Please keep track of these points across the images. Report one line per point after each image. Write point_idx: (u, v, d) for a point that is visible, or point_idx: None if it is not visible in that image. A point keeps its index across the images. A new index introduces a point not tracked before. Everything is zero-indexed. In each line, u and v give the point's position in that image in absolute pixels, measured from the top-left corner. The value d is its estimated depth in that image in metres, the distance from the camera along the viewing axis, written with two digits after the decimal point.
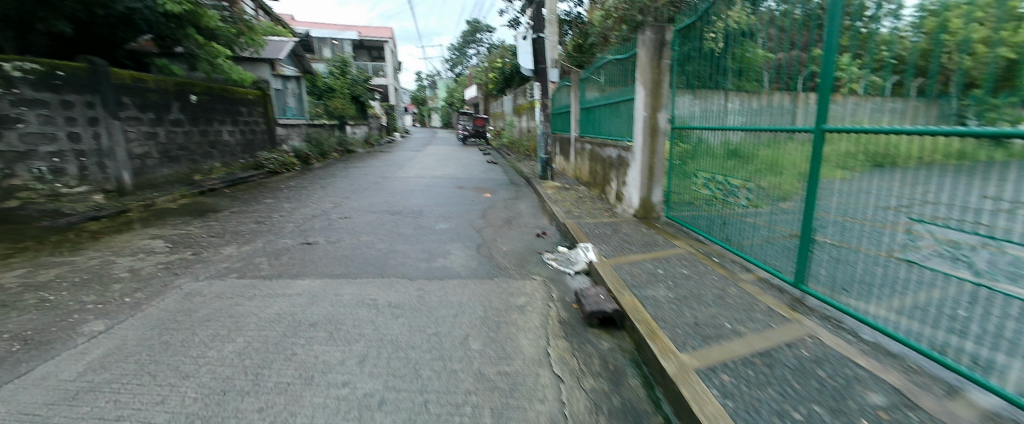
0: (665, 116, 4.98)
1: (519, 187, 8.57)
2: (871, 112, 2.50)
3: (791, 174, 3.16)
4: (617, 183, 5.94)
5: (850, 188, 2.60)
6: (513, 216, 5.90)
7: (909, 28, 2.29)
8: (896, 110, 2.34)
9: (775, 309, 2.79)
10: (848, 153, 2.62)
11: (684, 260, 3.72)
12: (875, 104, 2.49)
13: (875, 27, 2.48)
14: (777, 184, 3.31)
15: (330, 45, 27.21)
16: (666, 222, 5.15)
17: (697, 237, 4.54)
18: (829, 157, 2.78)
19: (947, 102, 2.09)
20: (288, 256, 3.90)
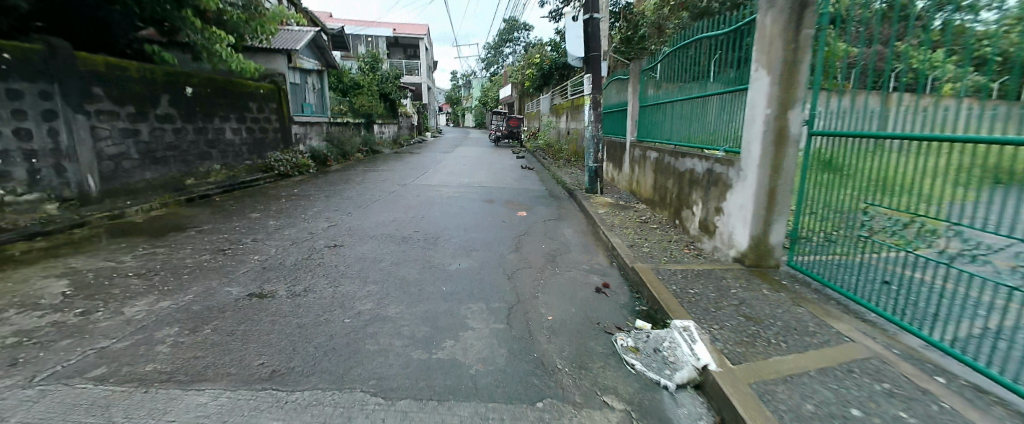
0: (801, 117, 3.25)
1: (561, 202, 7.01)
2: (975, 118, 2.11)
3: (912, 195, 2.45)
4: (704, 209, 4.28)
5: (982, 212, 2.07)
6: (559, 250, 4.30)
7: (1008, 18, 2.01)
8: (1008, 115, 1.97)
9: None
10: (969, 162, 2.11)
11: (887, 384, 2.02)
12: (979, 108, 2.09)
13: (971, 20, 2.16)
14: (913, 207, 2.44)
15: (365, 42, 26.77)
16: (794, 280, 3.39)
17: (863, 314, 2.81)
18: (941, 173, 2.25)
19: None
20: (213, 325, 2.50)
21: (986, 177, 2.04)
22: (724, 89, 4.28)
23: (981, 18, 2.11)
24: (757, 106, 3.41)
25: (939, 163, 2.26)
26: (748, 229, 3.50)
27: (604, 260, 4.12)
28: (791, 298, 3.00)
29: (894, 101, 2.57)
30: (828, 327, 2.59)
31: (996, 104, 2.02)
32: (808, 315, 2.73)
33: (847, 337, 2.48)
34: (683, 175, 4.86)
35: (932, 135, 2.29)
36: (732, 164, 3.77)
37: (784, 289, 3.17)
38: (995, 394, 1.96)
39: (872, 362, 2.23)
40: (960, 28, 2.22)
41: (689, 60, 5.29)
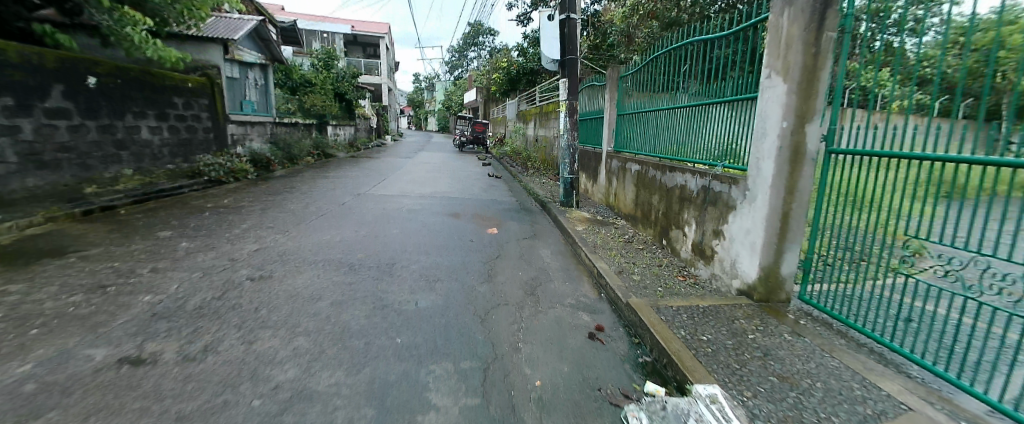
0: (818, 132, 2.86)
1: (535, 216, 6.44)
2: (924, 135, 2.19)
3: (881, 213, 2.46)
4: (698, 230, 3.84)
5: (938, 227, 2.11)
6: (539, 280, 3.67)
7: (946, 40, 2.12)
8: (945, 133, 2.08)
9: None
10: (943, 182, 2.06)
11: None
12: (927, 126, 2.18)
13: (911, 42, 2.29)
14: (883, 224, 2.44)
15: (321, 39, 25.28)
16: (814, 321, 2.97)
17: (903, 366, 2.42)
18: (902, 187, 2.30)
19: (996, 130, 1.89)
20: (44, 421, 1.66)
21: (937, 192, 2.10)
22: (722, 98, 3.92)
23: (919, 42, 2.25)
24: (768, 119, 3.01)
25: (899, 179, 2.32)
26: (759, 260, 3.06)
27: (592, 292, 3.53)
28: (821, 347, 2.57)
29: (875, 120, 2.48)
30: (875, 388, 2.16)
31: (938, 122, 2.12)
32: (849, 374, 2.29)
33: (906, 405, 2.02)
34: (672, 192, 4.40)
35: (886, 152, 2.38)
36: (736, 184, 3.30)
37: (808, 334, 2.75)
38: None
39: None
40: (903, 50, 2.34)
41: (673, 67, 4.91)
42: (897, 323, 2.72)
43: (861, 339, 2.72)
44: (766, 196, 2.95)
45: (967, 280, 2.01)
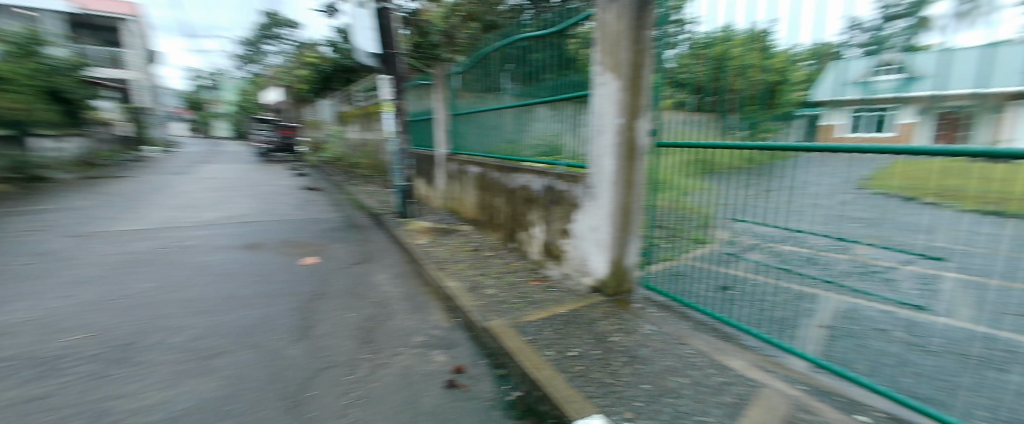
0: (645, 127, 3.00)
1: (367, 233, 5.53)
2: (687, 125, 2.87)
3: (669, 193, 3.00)
4: (546, 230, 3.70)
5: (710, 196, 2.81)
6: (379, 318, 2.95)
7: (691, 53, 2.91)
8: (699, 123, 2.80)
9: None
10: (706, 162, 2.67)
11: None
12: (686, 117, 2.88)
13: (666, 52, 2.99)
14: (671, 199, 3.00)
15: (18, 14, 17.77)
16: (658, 307, 3.04)
17: (738, 338, 2.62)
18: (675, 168, 2.90)
19: (732, 118, 2.64)
20: None
21: (699, 170, 2.73)
22: (548, 96, 3.89)
23: (670, 53, 2.98)
24: (602, 116, 3.01)
25: (676, 162, 2.88)
26: (607, 253, 3.11)
27: (445, 320, 3.00)
28: (673, 336, 2.63)
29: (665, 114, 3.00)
30: (727, 370, 2.29)
31: (695, 115, 2.82)
32: (704, 360, 2.38)
33: (754, 381, 2.18)
34: (515, 192, 4.19)
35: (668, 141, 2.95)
36: (584, 180, 3.19)
37: (660, 322, 2.80)
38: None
39: (794, 413, 1.95)
40: (665, 59, 2.99)
41: (499, 68, 4.80)
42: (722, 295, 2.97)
43: (701, 318, 2.86)
44: (608, 192, 3.01)
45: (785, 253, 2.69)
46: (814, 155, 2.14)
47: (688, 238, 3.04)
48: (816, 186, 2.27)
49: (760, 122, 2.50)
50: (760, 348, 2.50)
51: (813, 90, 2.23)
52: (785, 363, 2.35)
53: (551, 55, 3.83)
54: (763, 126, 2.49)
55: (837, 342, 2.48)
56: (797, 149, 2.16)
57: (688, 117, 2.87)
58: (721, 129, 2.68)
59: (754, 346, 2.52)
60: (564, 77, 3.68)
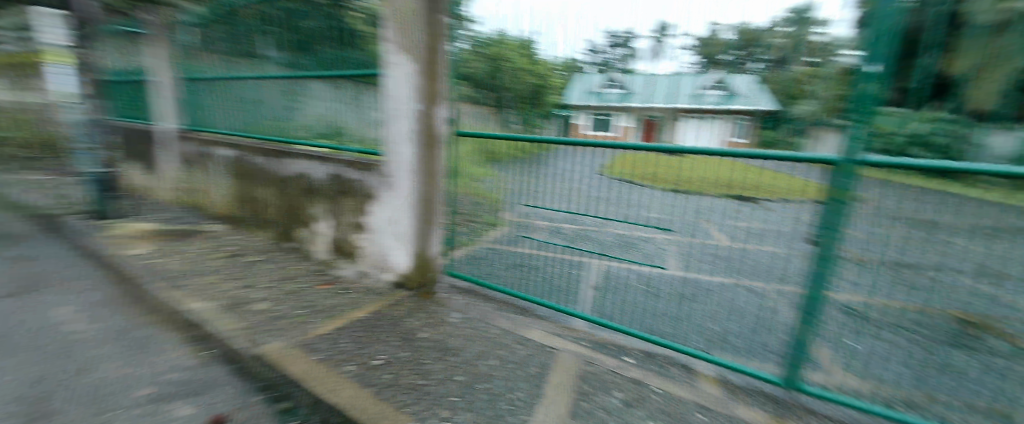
0: (443, 116, 2.86)
1: (28, 247, 3.59)
2: (473, 118, 3.08)
3: (463, 180, 3.09)
4: (333, 224, 3.19)
5: (495, 181, 3.05)
6: (59, 379, 1.90)
7: (470, 50, 3.00)
8: (484, 117, 3.11)
9: (737, 408, 2.00)
10: (493, 152, 2.91)
11: (619, 393, 2.04)
12: (473, 110, 3.11)
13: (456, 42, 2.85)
14: (462, 187, 3.10)
15: None
16: (461, 293, 3.13)
17: (533, 311, 2.92)
18: (466, 156, 3.02)
19: (510, 113, 3.08)
20: None
21: (484, 158, 2.97)
22: (316, 73, 3.40)
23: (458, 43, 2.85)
24: (398, 101, 2.75)
25: (463, 150, 3.00)
26: (409, 245, 2.95)
27: (189, 356, 2.18)
28: (480, 319, 2.67)
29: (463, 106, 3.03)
30: (529, 342, 2.46)
31: (479, 108, 3.12)
32: (509, 337, 2.49)
33: (550, 347, 2.41)
34: (287, 182, 3.45)
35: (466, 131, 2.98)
36: (380, 167, 2.91)
37: (466, 309, 2.82)
38: (660, 355, 2.43)
39: (583, 368, 2.23)
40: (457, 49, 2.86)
41: (255, 29, 3.88)
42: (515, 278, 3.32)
43: (498, 298, 3.11)
44: (405, 182, 2.84)
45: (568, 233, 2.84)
46: (569, 149, 2.62)
47: (483, 222, 3.17)
48: (577, 173, 2.68)
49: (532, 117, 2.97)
50: (550, 317, 2.83)
51: (568, 95, 2.85)
52: (569, 325, 2.73)
53: (322, 27, 3.41)
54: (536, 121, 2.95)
55: (602, 300, 3.01)
56: (569, 143, 2.59)
57: (478, 109, 3.12)
58: (506, 123, 3.06)
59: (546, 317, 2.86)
60: (338, 53, 3.32)
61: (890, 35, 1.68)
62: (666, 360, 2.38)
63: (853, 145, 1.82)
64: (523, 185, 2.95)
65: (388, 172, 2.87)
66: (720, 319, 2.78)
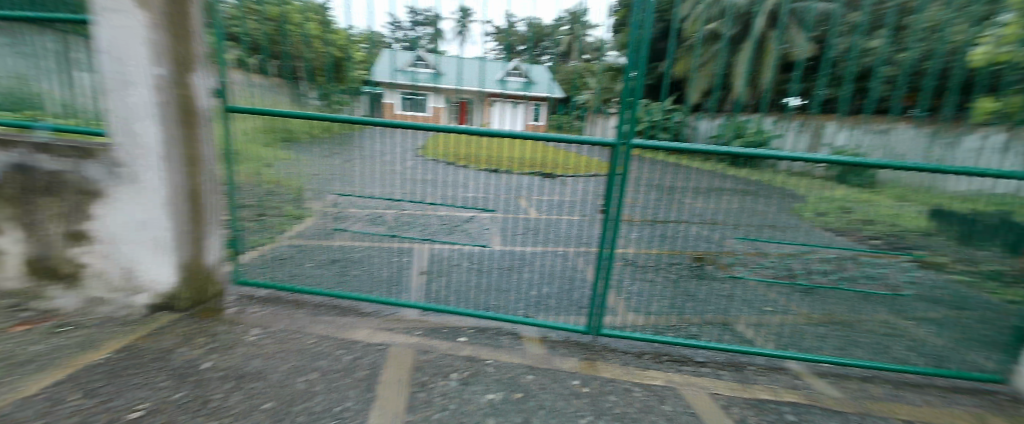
0: (205, 85, 2.28)
1: None
2: (252, 90, 2.54)
3: (249, 164, 2.65)
4: (32, 236, 2.20)
5: (292, 165, 2.67)
6: None
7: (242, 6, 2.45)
8: (265, 88, 2.54)
9: (557, 360, 2.26)
10: (284, 130, 2.55)
11: (455, 374, 2.03)
12: (250, 81, 2.54)
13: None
14: (251, 172, 2.67)
15: None
16: (264, 303, 2.63)
17: (357, 308, 2.67)
18: (249, 135, 2.58)
19: (302, 86, 2.52)
20: None
21: (275, 138, 2.58)
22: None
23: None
24: (126, 61, 2.01)
25: (247, 127, 2.56)
26: (170, 257, 2.25)
27: None
28: (290, 330, 2.32)
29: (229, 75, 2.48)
30: (354, 344, 2.23)
31: (258, 77, 2.53)
32: (328, 343, 2.21)
33: (379, 344, 2.24)
34: None
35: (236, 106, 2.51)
36: (110, 153, 2.12)
37: (270, 322, 2.40)
38: (490, 328, 2.53)
39: (417, 358, 2.15)
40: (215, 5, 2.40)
41: None
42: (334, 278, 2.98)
43: (314, 300, 2.73)
44: (154, 172, 2.13)
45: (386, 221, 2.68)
46: (381, 129, 2.44)
47: (281, 215, 2.78)
48: (388, 154, 2.56)
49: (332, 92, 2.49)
50: (375, 311, 2.63)
51: (372, 72, 2.44)
52: (396, 316, 2.60)
53: None
54: (337, 98, 2.50)
55: (430, 284, 2.95)
56: (369, 122, 2.40)
57: (256, 78, 2.54)
58: (297, 98, 2.51)
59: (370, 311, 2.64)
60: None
61: (644, 41, 2.14)
62: (494, 332, 2.50)
63: (626, 130, 2.27)
64: (327, 168, 2.64)
65: (120, 158, 2.11)
66: (537, 285, 3.09)
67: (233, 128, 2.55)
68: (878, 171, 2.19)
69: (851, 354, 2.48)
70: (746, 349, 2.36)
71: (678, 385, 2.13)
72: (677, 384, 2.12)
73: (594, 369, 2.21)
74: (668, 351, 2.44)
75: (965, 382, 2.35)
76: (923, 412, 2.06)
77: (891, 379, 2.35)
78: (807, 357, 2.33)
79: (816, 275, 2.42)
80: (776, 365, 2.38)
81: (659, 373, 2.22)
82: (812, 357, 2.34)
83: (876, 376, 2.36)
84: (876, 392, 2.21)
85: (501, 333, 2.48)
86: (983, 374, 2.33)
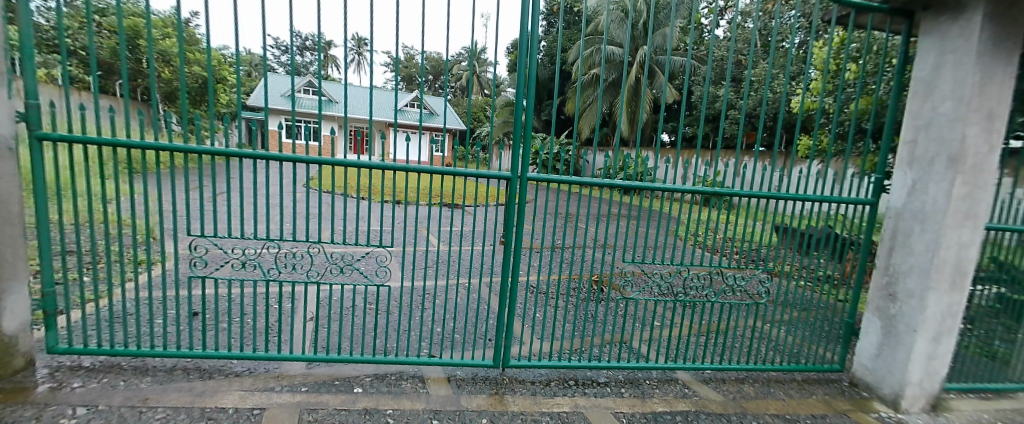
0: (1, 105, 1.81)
1: None
2: (75, 112, 1.89)
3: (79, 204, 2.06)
4: None
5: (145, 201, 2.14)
6: None
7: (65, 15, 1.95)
8: (97, 110, 1.90)
9: (467, 398, 2.15)
10: (131, 161, 2.05)
11: None
12: (68, 101, 1.88)
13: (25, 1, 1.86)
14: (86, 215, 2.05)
15: None
16: (91, 375, 2.07)
17: (225, 369, 2.24)
18: (77, 168, 2.02)
19: (154, 109, 1.99)
20: None
21: (122, 171, 2.05)
22: None
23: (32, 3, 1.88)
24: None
25: (74, 156, 1.99)
26: None
27: None
28: (130, 405, 1.87)
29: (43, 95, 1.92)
30: (221, 412, 1.88)
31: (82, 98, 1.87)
32: (184, 417, 1.82)
33: (257, 408, 1.92)
34: None
35: (50, 133, 1.91)
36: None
37: (100, 398, 1.90)
38: (390, 374, 2.31)
39: (305, 417, 1.88)
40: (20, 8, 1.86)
41: None
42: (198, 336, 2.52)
43: (167, 364, 2.23)
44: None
45: (263, 268, 2.15)
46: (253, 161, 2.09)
47: None
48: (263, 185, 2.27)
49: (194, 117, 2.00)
50: (250, 369, 2.25)
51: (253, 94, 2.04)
52: (275, 372, 2.24)
53: None
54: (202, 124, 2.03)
55: (323, 330, 2.75)
56: (235, 154, 2.04)
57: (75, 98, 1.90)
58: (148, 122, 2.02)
59: (245, 369, 2.26)
60: None
61: (533, 79, 2.20)
62: (396, 377, 2.29)
63: (520, 165, 2.27)
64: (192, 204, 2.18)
65: None
66: (444, 324, 2.97)
67: (46, 158, 1.96)
68: (729, 198, 2.58)
69: (728, 359, 2.78)
70: (642, 365, 2.49)
71: (584, 408, 2.16)
72: (584, 408, 2.15)
73: (502, 404, 2.13)
74: (574, 375, 2.48)
75: (814, 373, 2.76)
76: (785, 405, 2.36)
77: (760, 378, 2.66)
78: (693, 366, 2.54)
79: (692, 291, 2.59)
80: (669, 377, 2.56)
81: (565, 399, 2.23)
82: (697, 365, 2.56)
83: (749, 377, 2.66)
84: (750, 391, 2.48)
85: (403, 378, 2.28)
86: (826, 364, 2.75)
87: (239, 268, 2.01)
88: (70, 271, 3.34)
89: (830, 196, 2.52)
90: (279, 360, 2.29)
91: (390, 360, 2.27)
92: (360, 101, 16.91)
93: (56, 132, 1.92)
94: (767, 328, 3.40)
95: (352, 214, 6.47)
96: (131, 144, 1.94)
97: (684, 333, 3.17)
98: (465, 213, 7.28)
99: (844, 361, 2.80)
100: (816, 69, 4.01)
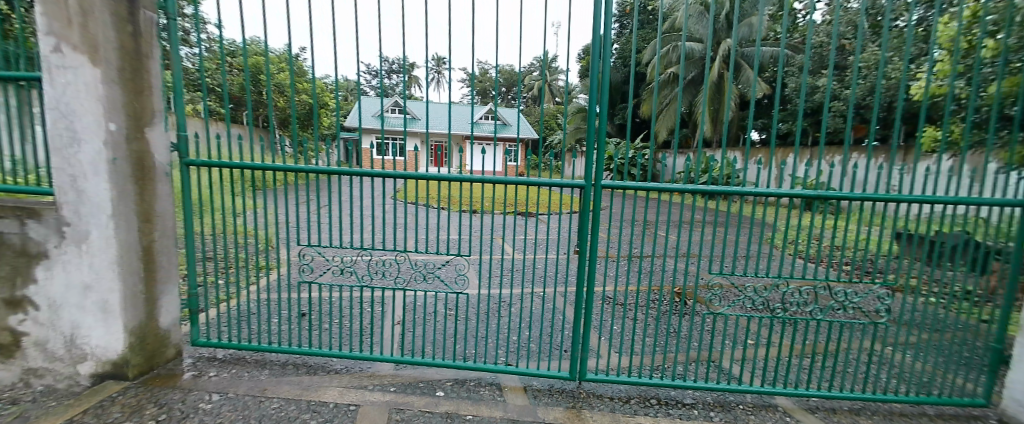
0: (159, 139, 2.21)
1: None
2: (214, 142, 2.24)
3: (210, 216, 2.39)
4: None
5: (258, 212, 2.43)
6: None
7: (205, 59, 2.30)
8: (227, 139, 2.21)
9: (543, 410, 2.15)
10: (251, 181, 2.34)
11: None
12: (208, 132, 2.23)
13: (177, 53, 2.26)
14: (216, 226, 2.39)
15: None
16: (222, 366, 2.42)
17: (327, 366, 2.48)
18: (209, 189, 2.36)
19: (271, 134, 2.27)
20: None
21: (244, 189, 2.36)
22: None
23: (182, 54, 2.26)
24: (75, 117, 1.93)
25: (211, 178, 2.33)
26: (121, 321, 2.11)
27: None
28: (252, 395, 2.15)
29: (186, 128, 2.31)
30: (324, 406, 2.08)
31: (216, 129, 2.19)
32: (294, 408, 2.05)
33: (353, 404, 2.10)
34: None
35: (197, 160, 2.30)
36: (57, 212, 1.99)
37: (229, 387, 2.20)
38: (470, 380, 2.39)
39: (394, 415, 2.02)
40: (177, 58, 2.26)
41: None
42: (305, 335, 2.85)
43: (280, 359, 2.53)
44: (102, 231, 2.00)
45: (358, 274, 2.33)
46: (348, 178, 2.28)
47: None
48: None
49: (302, 139, 2.22)
50: (345, 367, 2.46)
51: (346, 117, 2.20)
52: (367, 372, 2.43)
53: None
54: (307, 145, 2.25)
55: (409, 333, 2.95)
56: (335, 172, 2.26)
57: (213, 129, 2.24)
58: (268, 146, 2.32)
59: (343, 367, 2.47)
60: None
61: (606, 83, 2.16)
62: (476, 384, 2.35)
63: (594, 171, 2.22)
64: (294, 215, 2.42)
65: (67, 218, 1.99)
66: (520, 334, 3.01)
67: (191, 181, 2.33)
68: (838, 202, 2.26)
69: (838, 386, 2.46)
70: (734, 387, 2.28)
71: None
72: None
73: (581, 418, 2.10)
74: (656, 394, 2.35)
75: (953, 408, 2.32)
76: None
77: (880, 409, 2.30)
78: (795, 392, 2.27)
79: (793, 308, 2.31)
80: (767, 403, 2.32)
81: (647, 418, 2.12)
82: (801, 391, 2.29)
83: (866, 408, 2.31)
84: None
85: (481, 385, 2.33)
86: (969, 397, 2.30)
87: (338, 274, 2.21)
88: (210, 275, 4.01)
89: (973, 198, 2.10)
90: (370, 360, 2.47)
91: (471, 367, 2.33)
92: (439, 116, 17.98)
93: (200, 159, 2.29)
94: (888, 351, 2.95)
95: (433, 224, 6.90)
96: (255, 165, 2.25)
97: (783, 353, 2.88)
98: (539, 221, 7.39)
99: (993, 396, 2.31)
100: (942, 49, 3.41)
